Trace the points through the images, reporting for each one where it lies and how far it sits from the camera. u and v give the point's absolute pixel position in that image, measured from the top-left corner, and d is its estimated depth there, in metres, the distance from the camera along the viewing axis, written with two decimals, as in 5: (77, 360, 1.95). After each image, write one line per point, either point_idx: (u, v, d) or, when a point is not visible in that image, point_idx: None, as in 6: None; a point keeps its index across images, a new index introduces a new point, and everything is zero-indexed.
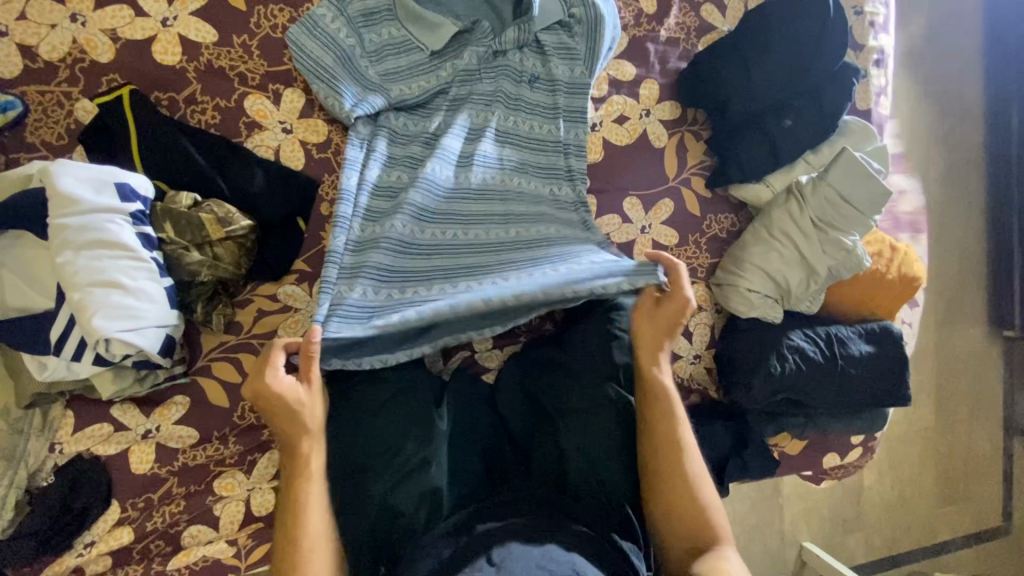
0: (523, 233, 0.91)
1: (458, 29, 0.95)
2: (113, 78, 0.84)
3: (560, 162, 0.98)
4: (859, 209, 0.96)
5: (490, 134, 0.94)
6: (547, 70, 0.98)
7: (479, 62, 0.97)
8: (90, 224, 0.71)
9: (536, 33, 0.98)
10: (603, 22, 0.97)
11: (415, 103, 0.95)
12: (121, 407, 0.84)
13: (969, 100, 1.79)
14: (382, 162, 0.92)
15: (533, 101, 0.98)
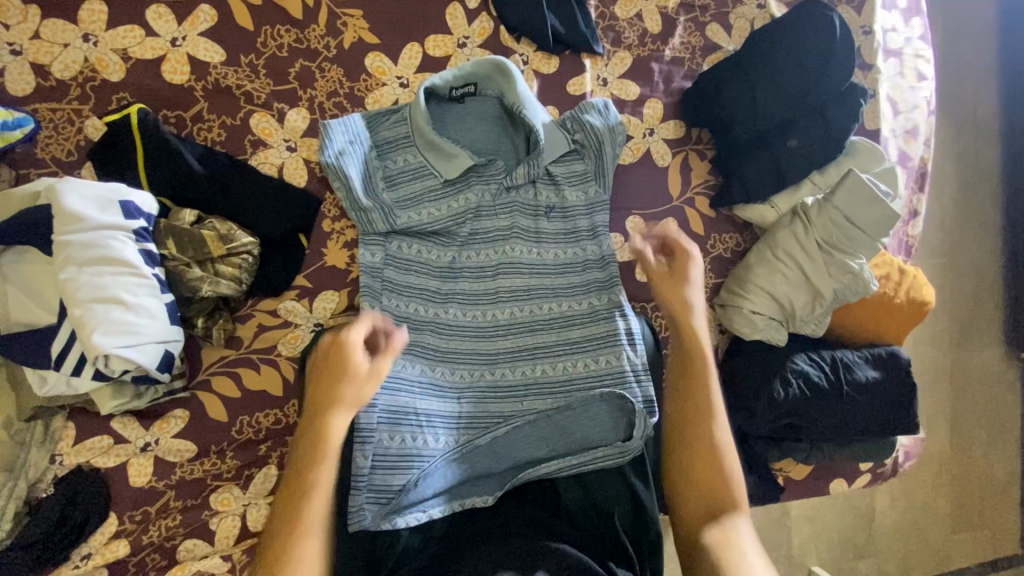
0: (546, 373, 0.96)
1: (473, 163, 0.95)
2: (123, 96, 0.86)
3: (579, 272, 0.99)
4: (866, 231, 0.94)
5: (507, 268, 0.97)
6: (561, 200, 0.99)
7: (493, 199, 0.98)
8: (93, 241, 0.72)
9: (547, 166, 0.98)
10: (609, 139, 0.98)
11: (429, 232, 0.96)
12: (122, 420, 0.85)
13: (983, 118, 1.76)
14: (396, 293, 0.93)
15: (550, 232, 0.99)
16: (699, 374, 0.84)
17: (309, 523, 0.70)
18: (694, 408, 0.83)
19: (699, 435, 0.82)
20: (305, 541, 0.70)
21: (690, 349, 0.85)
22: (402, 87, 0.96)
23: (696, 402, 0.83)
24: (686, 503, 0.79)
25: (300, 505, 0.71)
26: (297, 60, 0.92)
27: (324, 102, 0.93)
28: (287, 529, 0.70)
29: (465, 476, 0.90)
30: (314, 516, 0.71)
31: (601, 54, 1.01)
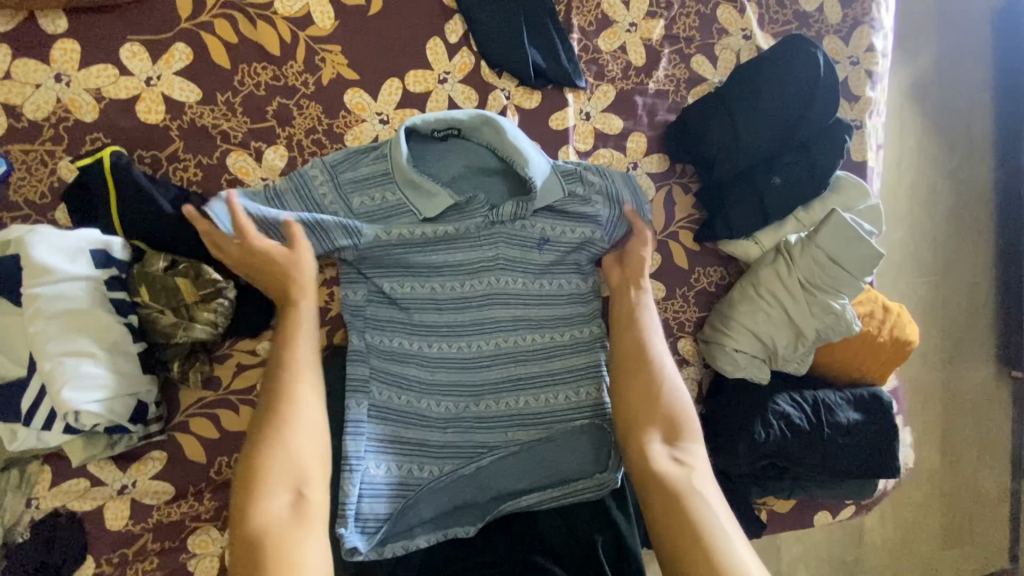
0: (532, 404, 0.95)
1: (454, 202, 0.94)
2: (97, 136, 0.85)
3: (566, 308, 0.98)
4: (850, 271, 0.94)
5: (494, 300, 0.96)
6: (556, 234, 0.97)
7: (481, 230, 0.95)
8: (65, 293, 0.72)
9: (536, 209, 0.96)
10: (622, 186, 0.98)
11: (411, 267, 0.95)
12: (99, 463, 0.85)
13: (977, 136, 1.75)
14: (381, 328, 0.94)
15: (536, 263, 0.97)
16: (644, 364, 0.84)
17: (276, 466, 0.67)
18: (652, 411, 0.80)
19: (663, 428, 0.78)
20: (281, 490, 0.66)
21: (635, 338, 0.88)
22: (382, 123, 0.95)
23: (649, 403, 0.80)
24: (656, 503, 0.70)
25: (259, 449, 0.68)
26: (274, 97, 0.91)
27: (302, 140, 0.92)
28: (246, 490, 0.65)
29: (446, 507, 0.90)
30: (277, 462, 0.67)
31: (583, 88, 1.01)
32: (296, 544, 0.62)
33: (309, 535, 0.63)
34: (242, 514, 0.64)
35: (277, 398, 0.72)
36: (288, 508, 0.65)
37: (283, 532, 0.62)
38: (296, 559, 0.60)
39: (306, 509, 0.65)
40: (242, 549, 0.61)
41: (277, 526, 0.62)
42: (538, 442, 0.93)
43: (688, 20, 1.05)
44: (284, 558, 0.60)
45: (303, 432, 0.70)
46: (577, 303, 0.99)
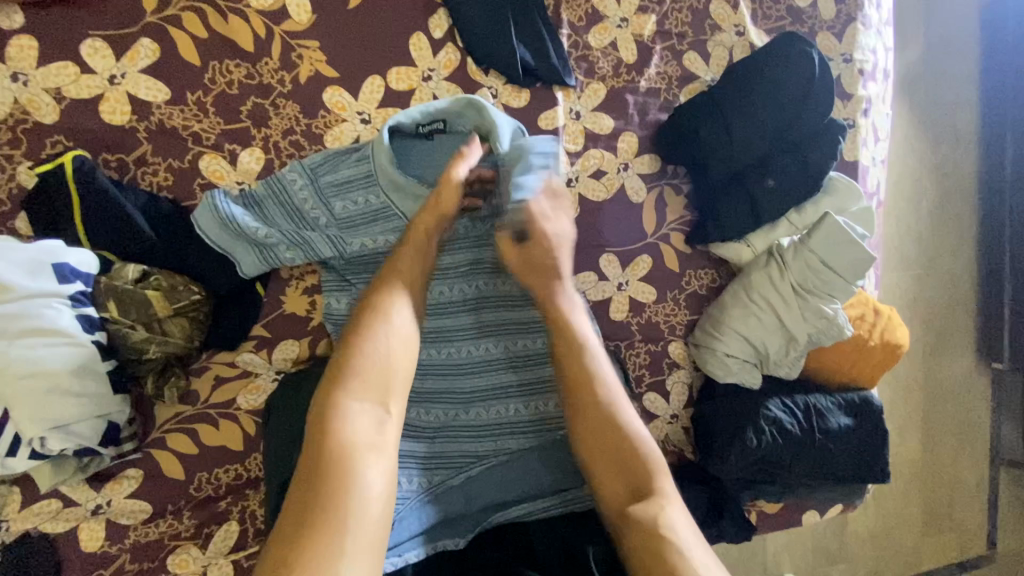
0: (521, 411, 0.95)
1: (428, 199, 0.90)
2: (58, 139, 0.79)
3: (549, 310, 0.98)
4: (842, 275, 0.92)
5: (479, 307, 0.96)
6: None
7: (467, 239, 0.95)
8: (25, 311, 0.68)
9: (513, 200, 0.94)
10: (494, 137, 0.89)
11: None
12: (70, 483, 0.81)
13: (962, 130, 1.75)
14: None
15: None
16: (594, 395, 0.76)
17: (368, 371, 0.66)
18: (612, 446, 0.74)
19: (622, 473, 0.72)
20: (369, 400, 0.64)
21: (578, 362, 0.78)
22: (363, 123, 0.91)
23: (605, 431, 0.74)
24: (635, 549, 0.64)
25: (356, 352, 0.67)
26: (248, 96, 0.86)
27: (279, 141, 0.87)
28: (337, 383, 0.65)
29: (434, 519, 0.87)
30: (371, 368, 0.66)
31: (573, 86, 0.97)
32: (363, 468, 0.60)
33: (378, 460, 0.61)
34: (323, 414, 0.62)
35: (381, 309, 0.71)
36: (371, 421, 0.63)
37: (363, 448, 0.61)
38: (360, 483, 0.59)
39: (384, 430, 0.64)
40: (318, 452, 0.59)
41: (358, 438, 0.61)
42: (525, 452, 0.93)
43: (680, 15, 1.02)
44: (352, 480, 0.58)
45: (398, 350, 0.69)
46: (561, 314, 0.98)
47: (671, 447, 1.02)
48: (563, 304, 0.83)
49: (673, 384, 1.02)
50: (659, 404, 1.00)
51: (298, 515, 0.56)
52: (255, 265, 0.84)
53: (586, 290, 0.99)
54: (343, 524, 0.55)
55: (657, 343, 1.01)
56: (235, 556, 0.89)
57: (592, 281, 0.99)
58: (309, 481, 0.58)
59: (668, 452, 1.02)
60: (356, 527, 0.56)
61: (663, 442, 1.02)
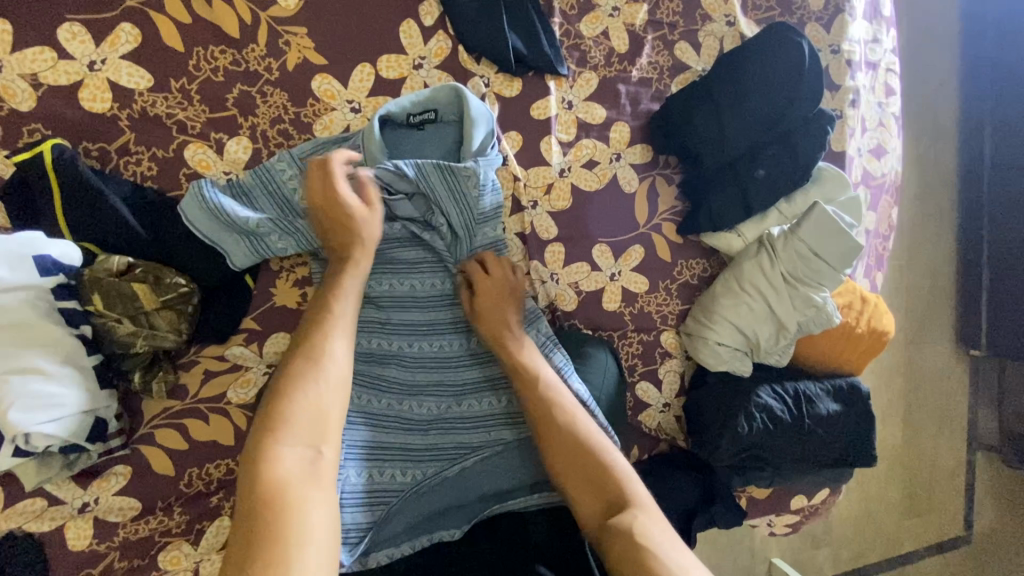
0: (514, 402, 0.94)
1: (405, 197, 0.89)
2: (36, 128, 0.77)
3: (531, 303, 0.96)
4: (831, 264, 0.94)
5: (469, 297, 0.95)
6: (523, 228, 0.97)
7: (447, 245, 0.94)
8: (6, 304, 0.65)
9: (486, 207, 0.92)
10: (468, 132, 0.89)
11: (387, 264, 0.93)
12: (55, 481, 0.79)
13: (943, 122, 1.77)
14: (361, 330, 0.92)
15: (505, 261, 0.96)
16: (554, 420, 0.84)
17: (298, 415, 0.68)
18: (578, 464, 0.81)
19: (594, 491, 0.78)
20: (297, 444, 0.66)
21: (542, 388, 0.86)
22: (353, 112, 0.89)
23: (571, 450, 0.82)
24: (612, 552, 0.70)
25: (286, 395, 0.69)
26: (234, 84, 0.84)
27: (267, 130, 0.85)
28: (268, 428, 0.66)
29: (429, 512, 0.89)
30: (300, 409, 0.68)
31: (566, 75, 0.97)
32: (303, 505, 0.61)
33: (314, 497, 0.63)
34: (256, 458, 0.64)
35: (309, 352, 0.73)
36: (303, 461, 0.65)
37: (295, 487, 0.62)
38: (299, 520, 0.60)
39: (316, 469, 0.65)
40: (256, 496, 0.61)
41: (292, 478, 0.63)
42: (518, 442, 0.93)
43: (672, 4, 1.02)
44: (291, 519, 0.59)
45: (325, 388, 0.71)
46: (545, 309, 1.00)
47: (663, 435, 1.04)
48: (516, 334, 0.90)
49: (665, 373, 1.02)
50: (652, 393, 1.01)
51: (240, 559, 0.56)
52: (245, 256, 0.82)
53: (578, 281, 0.99)
54: (284, 559, 0.56)
55: (649, 332, 1.02)
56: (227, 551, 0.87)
57: (585, 272, 0.99)
58: (251, 526, 0.58)
59: (659, 439, 1.04)
60: (300, 561, 0.56)
61: (655, 430, 1.03)
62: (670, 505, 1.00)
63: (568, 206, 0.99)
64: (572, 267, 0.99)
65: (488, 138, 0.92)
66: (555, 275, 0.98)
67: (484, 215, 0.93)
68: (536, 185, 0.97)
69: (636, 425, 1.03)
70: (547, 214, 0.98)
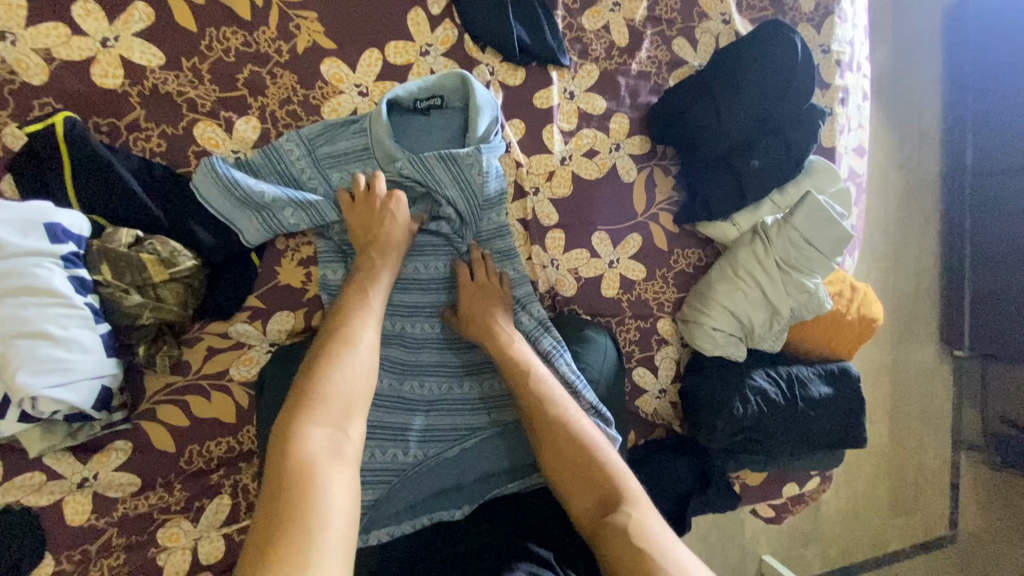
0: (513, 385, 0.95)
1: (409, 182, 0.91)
2: (47, 102, 0.78)
3: (525, 289, 0.98)
4: (822, 251, 0.97)
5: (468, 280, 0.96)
6: (525, 214, 0.99)
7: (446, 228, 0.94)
8: (15, 269, 0.66)
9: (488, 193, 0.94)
10: (473, 118, 0.91)
11: None
12: (55, 455, 0.79)
13: (926, 128, 1.83)
14: None
15: (504, 247, 0.97)
16: (549, 414, 0.82)
17: (332, 396, 0.70)
18: (574, 461, 0.79)
19: (589, 490, 0.76)
20: (324, 424, 0.67)
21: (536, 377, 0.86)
22: (361, 96, 0.91)
23: (565, 446, 0.80)
24: (609, 552, 0.68)
25: (322, 377, 0.71)
26: (244, 65, 0.85)
27: (276, 111, 0.87)
28: (298, 408, 0.68)
29: (429, 492, 0.89)
30: (332, 392, 0.70)
31: (568, 67, 1.00)
32: (326, 484, 0.61)
33: (341, 473, 0.64)
34: (287, 434, 0.65)
35: (342, 338, 0.76)
36: (328, 441, 0.66)
37: (322, 463, 0.63)
38: (325, 495, 0.61)
39: (341, 449, 0.66)
40: (284, 469, 0.62)
41: (318, 456, 0.64)
42: (516, 425, 0.94)
43: (670, 1, 1.05)
44: (316, 496, 0.60)
45: (360, 372, 0.74)
46: (544, 293, 1.01)
47: (660, 421, 1.05)
48: (506, 323, 0.91)
49: (661, 359, 1.05)
50: (648, 378, 1.03)
51: (267, 527, 0.57)
52: (255, 233, 0.83)
53: (577, 267, 1.01)
54: (308, 527, 0.57)
55: (646, 319, 1.04)
56: (227, 530, 0.87)
57: (584, 259, 1.01)
58: (278, 498, 0.59)
59: (656, 425, 1.06)
60: (322, 530, 0.57)
61: (651, 416, 1.05)
62: (665, 488, 1.02)
63: (569, 194, 1.01)
64: (571, 254, 1.01)
65: (491, 124, 0.94)
66: (555, 261, 1.00)
67: (490, 201, 0.94)
68: (538, 172, 0.99)
69: (633, 411, 1.04)
70: (548, 200, 1.00)
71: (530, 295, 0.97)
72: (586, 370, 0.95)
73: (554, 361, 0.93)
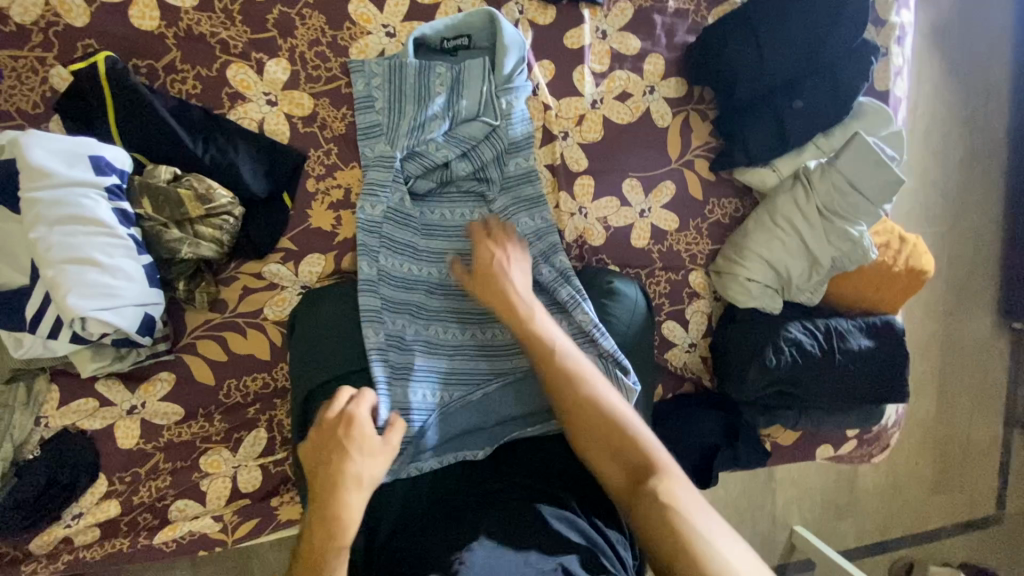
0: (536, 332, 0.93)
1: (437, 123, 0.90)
2: (89, 43, 0.80)
3: (552, 236, 0.94)
4: (869, 197, 0.92)
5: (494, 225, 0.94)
6: (553, 159, 0.97)
7: (467, 176, 0.93)
8: (65, 199, 0.71)
9: (512, 137, 0.93)
10: (498, 57, 0.91)
11: (418, 194, 0.93)
12: (106, 383, 0.84)
13: (994, 78, 1.69)
14: (391, 251, 0.90)
15: (531, 192, 0.95)
16: (572, 377, 0.75)
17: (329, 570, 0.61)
18: (604, 434, 0.72)
19: (621, 462, 0.71)
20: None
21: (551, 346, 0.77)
22: (388, 36, 0.91)
23: (595, 420, 0.73)
24: (648, 538, 0.64)
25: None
26: (274, 5, 0.86)
27: (305, 52, 0.87)
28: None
29: (454, 431, 0.88)
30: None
31: (600, 4, 0.98)
32: None
33: None
34: None
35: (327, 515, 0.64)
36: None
37: None
38: None
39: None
40: None
41: None
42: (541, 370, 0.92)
43: None
44: None
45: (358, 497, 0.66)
46: (573, 242, 0.98)
47: (689, 374, 1.03)
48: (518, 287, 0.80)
49: (692, 313, 1.02)
50: (677, 331, 1.01)
51: None
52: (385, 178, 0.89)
53: (607, 216, 0.98)
54: None
55: (677, 271, 1.01)
56: (263, 461, 0.91)
57: (615, 207, 0.99)
58: None
59: (684, 379, 1.03)
60: None
61: (680, 369, 1.03)
62: (692, 441, 1.00)
63: (600, 138, 0.98)
64: (600, 202, 0.98)
65: (518, 65, 0.92)
66: (583, 209, 0.98)
67: (515, 145, 0.94)
68: (567, 116, 0.97)
69: (661, 364, 1.02)
70: (577, 145, 0.98)
71: (557, 243, 0.93)
72: (612, 319, 0.93)
73: (578, 307, 0.90)
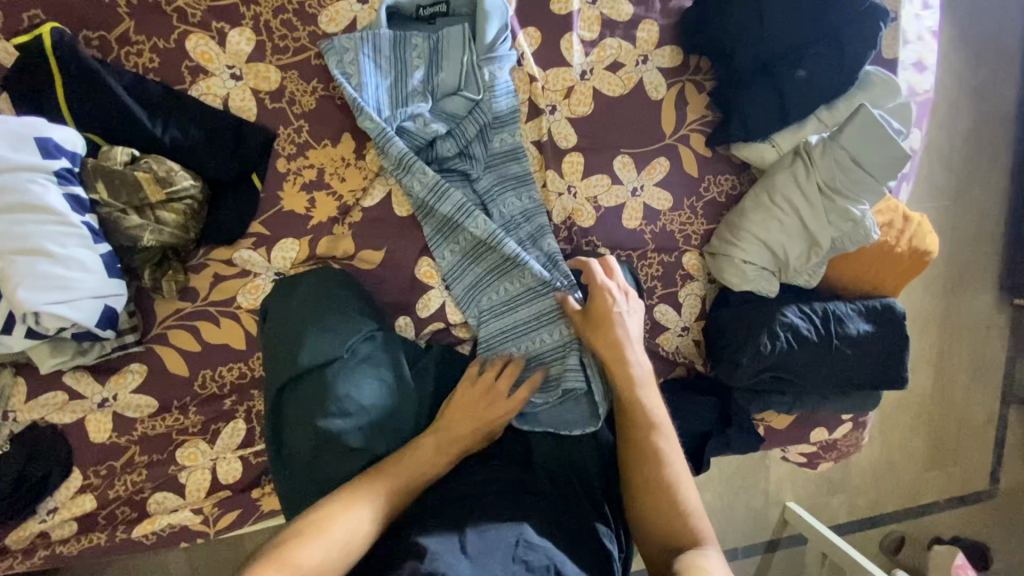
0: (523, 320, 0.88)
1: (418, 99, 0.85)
2: (35, 14, 0.74)
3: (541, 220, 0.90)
4: (871, 172, 0.88)
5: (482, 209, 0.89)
6: (541, 134, 0.91)
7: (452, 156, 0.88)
8: (10, 184, 0.66)
9: (498, 111, 0.87)
10: (480, 25, 0.84)
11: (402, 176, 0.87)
12: (74, 376, 0.80)
13: (1006, 44, 1.61)
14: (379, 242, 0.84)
15: (518, 172, 0.90)
16: (642, 428, 0.78)
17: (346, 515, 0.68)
18: (651, 485, 0.75)
19: (660, 517, 0.73)
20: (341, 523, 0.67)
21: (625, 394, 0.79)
22: (360, 2, 0.84)
23: (646, 471, 0.75)
24: None
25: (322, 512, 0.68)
26: None
27: (270, 21, 0.81)
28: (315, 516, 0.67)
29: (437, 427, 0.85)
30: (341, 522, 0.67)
31: None
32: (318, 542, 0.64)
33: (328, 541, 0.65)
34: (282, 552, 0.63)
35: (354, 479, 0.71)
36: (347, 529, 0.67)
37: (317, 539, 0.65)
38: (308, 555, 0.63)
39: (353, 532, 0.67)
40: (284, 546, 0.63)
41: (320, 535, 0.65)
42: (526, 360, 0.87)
43: None
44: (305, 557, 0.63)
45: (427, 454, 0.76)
46: (561, 224, 0.93)
47: (681, 359, 0.99)
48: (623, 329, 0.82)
49: (686, 296, 0.98)
50: (670, 315, 0.97)
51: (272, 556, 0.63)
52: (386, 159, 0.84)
53: (597, 195, 0.93)
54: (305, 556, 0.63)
55: (671, 253, 0.97)
56: (242, 453, 0.89)
57: (605, 185, 0.94)
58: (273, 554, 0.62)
59: (677, 363, 1.00)
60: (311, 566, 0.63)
61: (672, 353, 0.99)
62: (684, 427, 0.98)
63: (590, 112, 0.92)
64: (590, 180, 0.93)
65: (501, 32, 0.86)
66: (572, 188, 0.93)
67: (500, 119, 0.88)
68: (555, 89, 0.91)
69: (652, 349, 0.98)
70: (566, 120, 0.92)
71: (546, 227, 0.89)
72: None
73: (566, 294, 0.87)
